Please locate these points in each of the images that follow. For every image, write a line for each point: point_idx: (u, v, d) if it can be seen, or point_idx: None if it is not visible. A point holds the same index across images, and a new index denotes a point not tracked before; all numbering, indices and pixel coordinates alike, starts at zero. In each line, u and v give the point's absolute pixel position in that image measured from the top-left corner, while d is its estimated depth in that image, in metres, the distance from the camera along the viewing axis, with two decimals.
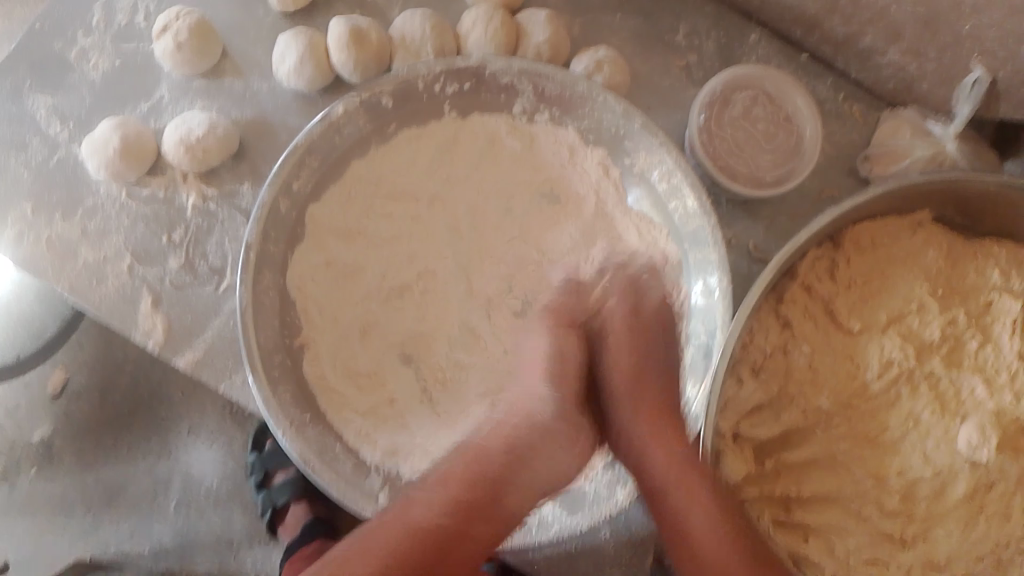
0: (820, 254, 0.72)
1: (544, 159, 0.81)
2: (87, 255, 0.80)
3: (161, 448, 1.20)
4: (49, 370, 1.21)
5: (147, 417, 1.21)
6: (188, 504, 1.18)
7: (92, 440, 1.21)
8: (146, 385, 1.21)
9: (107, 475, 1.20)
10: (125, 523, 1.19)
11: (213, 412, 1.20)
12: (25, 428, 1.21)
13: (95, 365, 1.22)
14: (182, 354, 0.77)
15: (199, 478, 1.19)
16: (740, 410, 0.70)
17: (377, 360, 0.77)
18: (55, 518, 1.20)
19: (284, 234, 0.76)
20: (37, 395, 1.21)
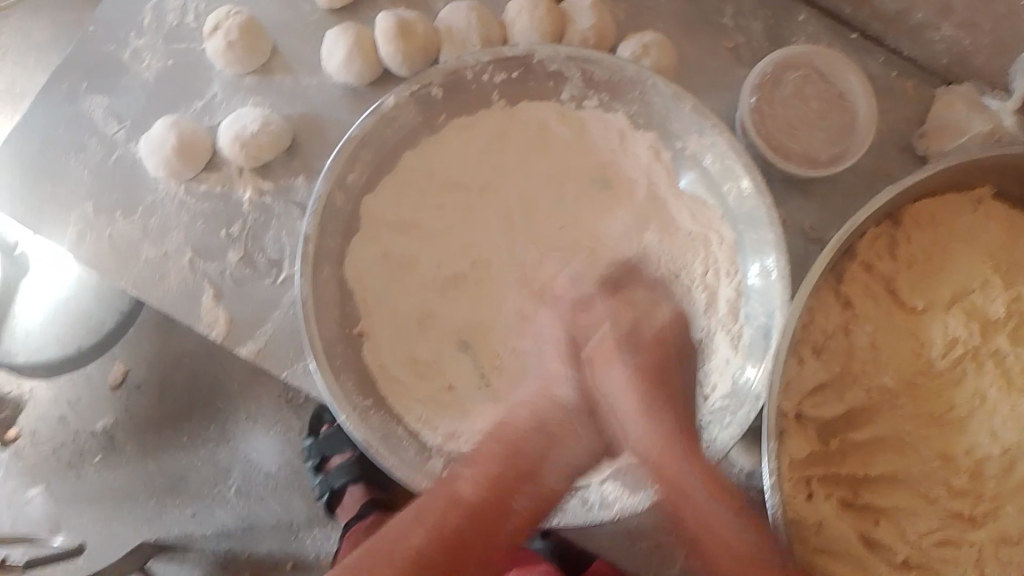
0: (880, 231, 0.71)
1: (594, 144, 0.81)
2: (149, 252, 0.81)
3: (220, 436, 1.23)
4: (110, 363, 1.25)
5: (209, 406, 1.24)
6: (249, 491, 1.22)
7: (153, 432, 1.24)
8: (206, 378, 1.25)
9: (170, 462, 1.24)
10: (187, 508, 1.23)
11: (272, 400, 1.23)
12: (88, 420, 1.24)
13: (152, 360, 1.25)
14: (244, 345, 0.79)
15: (258, 464, 1.22)
16: (802, 389, 0.68)
17: (435, 349, 0.77)
18: (120, 503, 1.23)
19: (340, 226, 0.76)
20: (99, 387, 1.25)
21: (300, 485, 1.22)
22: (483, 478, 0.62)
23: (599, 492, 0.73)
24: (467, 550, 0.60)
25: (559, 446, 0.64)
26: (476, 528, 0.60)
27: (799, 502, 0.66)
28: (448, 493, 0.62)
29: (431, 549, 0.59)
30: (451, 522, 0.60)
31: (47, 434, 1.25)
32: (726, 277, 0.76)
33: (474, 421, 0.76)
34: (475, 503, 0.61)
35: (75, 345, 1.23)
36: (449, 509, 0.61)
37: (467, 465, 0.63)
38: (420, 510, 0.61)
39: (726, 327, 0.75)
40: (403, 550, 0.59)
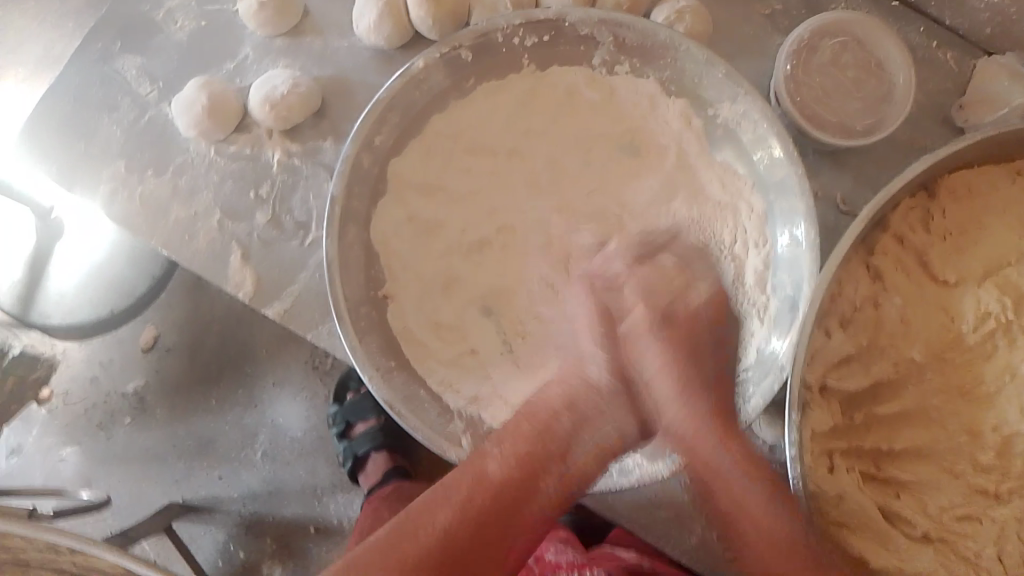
0: (913, 203, 0.70)
1: (624, 111, 0.80)
2: (179, 212, 0.82)
3: (248, 401, 1.25)
4: (141, 327, 1.28)
5: (237, 371, 1.27)
6: (275, 455, 1.24)
7: (184, 394, 1.27)
8: (234, 343, 1.27)
9: (198, 425, 1.26)
10: (214, 470, 1.25)
11: (299, 366, 1.25)
12: (119, 380, 1.28)
13: (184, 325, 1.28)
14: (270, 306, 0.79)
15: (284, 429, 1.24)
16: (828, 361, 0.67)
17: (459, 313, 0.78)
18: (149, 465, 1.27)
19: (367, 188, 0.76)
20: (132, 350, 1.28)
21: (324, 452, 1.24)
22: (513, 458, 0.60)
23: (620, 459, 0.73)
24: (499, 529, 0.57)
25: (592, 423, 0.63)
26: (503, 509, 0.58)
27: (822, 474, 0.66)
28: (474, 469, 0.60)
29: (446, 539, 0.56)
30: (481, 497, 0.58)
31: (80, 393, 1.28)
32: (754, 247, 0.75)
33: (495, 385, 0.76)
34: (502, 479, 0.59)
35: (107, 307, 1.25)
36: (477, 484, 0.59)
37: (494, 445, 0.62)
38: (437, 504, 0.58)
39: (753, 298, 0.74)
40: (419, 538, 0.56)
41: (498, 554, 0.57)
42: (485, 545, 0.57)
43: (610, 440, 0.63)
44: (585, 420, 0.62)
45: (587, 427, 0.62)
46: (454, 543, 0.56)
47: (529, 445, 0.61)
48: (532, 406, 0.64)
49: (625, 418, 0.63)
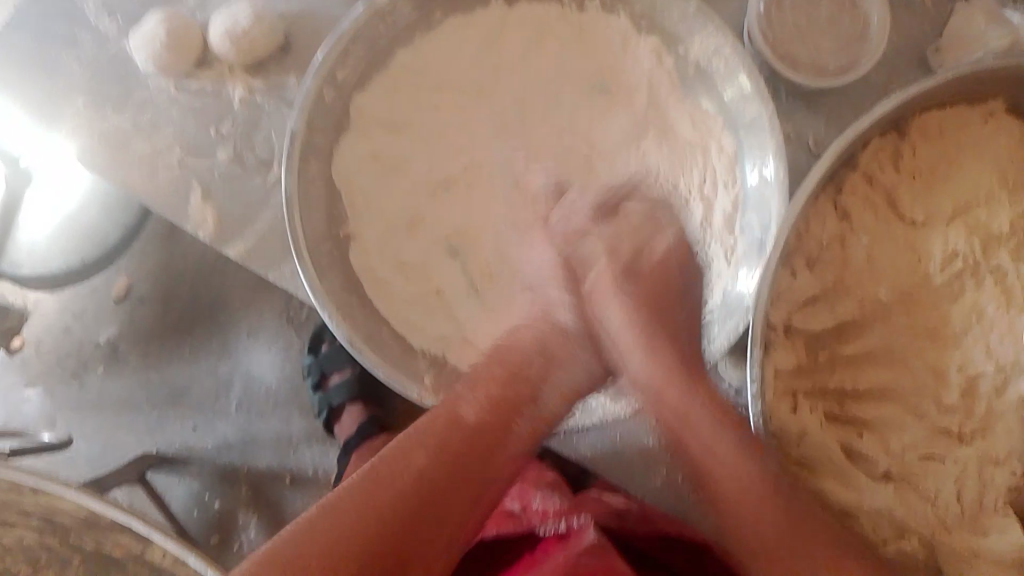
0: (884, 142, 0.68)
1: (601, 49, 0.78)
2: (139, 147, 0.80)
3: (221, 350, 1.24)
4: (115, 276, 1.27)
5: (211, 320, 1.25)
6: (249, 405, 1.23)
7: (157, 343, 1.26)
8: (207, 292, 1.25)
9: (173, 374, 1.25)
10: (188, 420, 1.25)
11: (273, 317, 1.23)
12: (92, 331, 1.27)
13: (157, 275, 1.27)
14: (233, 244, 0.78)
15: (259, 378, 1.23)
16: (795, 301, 0.66)
17: (425, 251, 0.77)
18: (122, 415, 1.26)
19: (330, 123, 0.73)
20: (104, 299, 1.27)
21: (298, 402, 1.22)
22: (487, 403, 0.61)
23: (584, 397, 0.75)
24: (475, 471, 0.58)
25: (560, 366, 0.65)
26: (480, 447, 0.59)
27: (784, 413, 0.66)
28: (444, 412, 0.60)
29: (426, 480, 0.56)
30: (455, 437, 0.58)
31: (52, 343, 1.28)
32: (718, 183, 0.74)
33: (463, 325, 0.76)
34: (478, 420, 0.60)
35: (78, 256, 1.24)
36: (456, 422, 0.59)
37: (468, 387, 0.62)
38: (419, 446, 0.58)
39: (721, 238, 0.74)
40: (395, 479, 0.55)
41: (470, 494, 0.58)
42: (457, 488, 0.57)
43: (575, 377, 0.65)
44: (553, 362, 0.65)
45: (557, 368, 0.65)
46: (432, 483, 0.56)
47: (500, 384, 0.62)
48: (503, 350, 0.65)
49: (590, 361, 0.66)
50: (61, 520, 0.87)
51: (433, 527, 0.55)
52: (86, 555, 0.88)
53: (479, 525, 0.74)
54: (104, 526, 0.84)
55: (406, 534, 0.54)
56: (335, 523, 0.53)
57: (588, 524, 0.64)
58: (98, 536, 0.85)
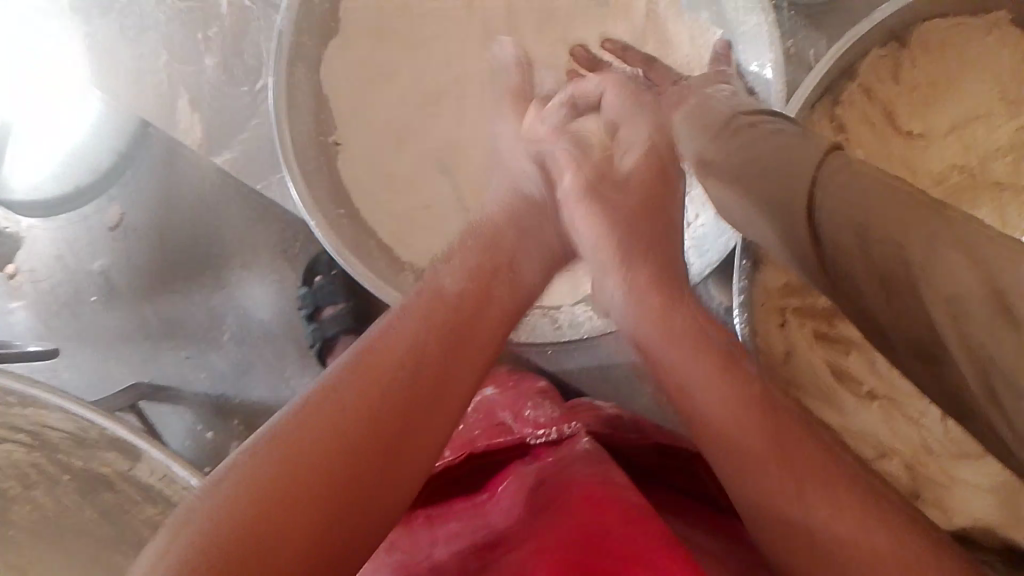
0: (885, 54, 0.66)
1: None
2: (124, 52, 0.78)
3: (216, 282, 1.15)
4: (106, 204, 1.14)
5: (205, 252, 1.15)
6: (247, 340, 1.15)
7: (151, 274, 1.16)
8: (203, 223, 1.14)
9: (165, 306, 1.16)
10: (184, 353, 1.16)
11: (269, 250, 1.14)
12: (84, 258, 1.15)
13: (150, 202, 1.15)
14: (220, 154, 0.77)
15: (253, 311, 1.15)
16: None
17: (414, 166, 0.76)
18: (118, 347, 1.17)
19: (318, 26, 0.71)
20: (97, 229, 1.15)
21: (294, 335, 1.15)
22: (442, 299, 0.54)
23: (570, 314, 0.73)
24: (453, 364, 0.51)
25: (527, 259, 0.61)
26: (440, 362, 0.50)
27: (773, 330, 0.67)
28: (426, 291, 0.55)
29: (398, 378, 0.48)
30: (418, 354, 0.50)
31: (46, 272, 1.15)
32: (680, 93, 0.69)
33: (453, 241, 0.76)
34: (457, 293, 0.55)
35: (73, 182, 1.13)
36: (431, 302, 0.54)
37: (444, 270, 0.58)
38: (384, 344, 0.50)
39: None
40: (363, 383, 0.47)
41: (449, 393, 0.50)
42: (434, 388, 0.49)
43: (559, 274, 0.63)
44: (518, 255, 0.61)
45: (524, 258, 0.61)
46: (408, 378, 0.48)
47: (470, 275, 0.57)
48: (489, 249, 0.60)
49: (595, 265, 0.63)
50: (51, 439, 0.83)
51: (413, 434, 0.47)
52: (76, 474, 0.86)
53: (466, 437, 0.73)
54: (90, 444, 0.82)
55: (385, 439, 0.45)
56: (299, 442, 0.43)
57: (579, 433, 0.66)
58: (86, 454, 0.83)
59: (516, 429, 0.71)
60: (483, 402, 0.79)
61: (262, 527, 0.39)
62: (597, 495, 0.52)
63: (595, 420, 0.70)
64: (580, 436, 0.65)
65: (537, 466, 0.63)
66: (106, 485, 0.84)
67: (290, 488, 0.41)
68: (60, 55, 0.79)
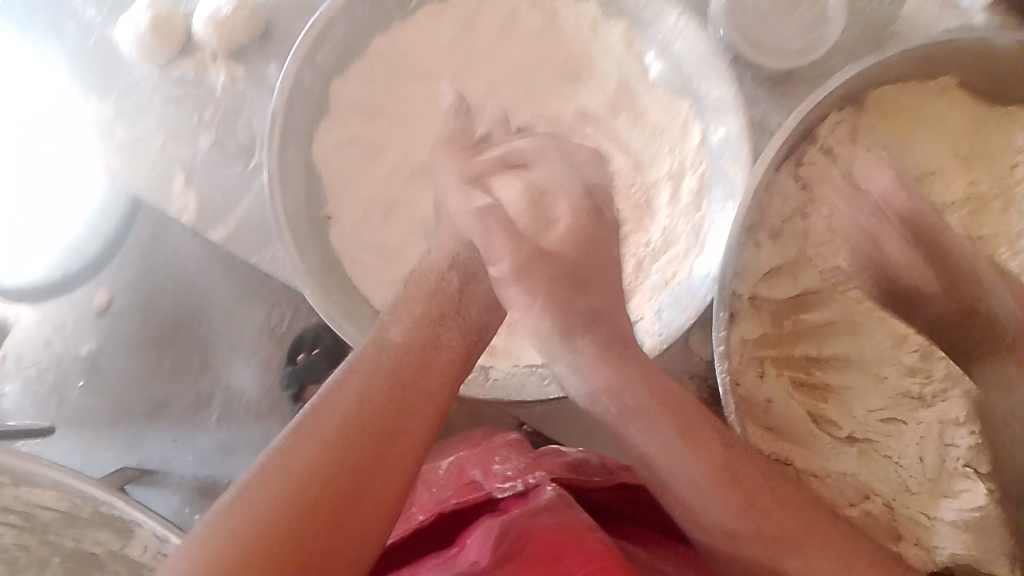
0: (842, 118, 0.70)
1: (568, 36, 0.82)
2: (122, 135, 0.82)
3: (202, 364, 1.14)
4: (93, 289, 1.16)
5: (192, 335, 1.14)
6: (230, 420, 1.14)
7: (136, 356, 1.16)
8: (185, 307, 1.14)
9: (152, 385, 1.16)
10: (169, 433, 1.16)
11: (254, 325, 1.12)
12: (72, 342, 1.17)
13: (137, 286, 1.15)
14: (215, 228, 0.80)
15: (240, 390, 1.14)
16: (757, 272, 0.69)
17: (404, 236, 0.79)
18: (102, 430, 1.17)
19: (309, 105, 0.76)
20: (83, 311, 1.16)
21: (281, 416, 1.13)
22: (410, 324, 0.59)
23: None
24: (404, 402, 0.54)
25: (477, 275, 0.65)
26: (396, 392, 0.55)
27: (750, 381, 0.69)
28: (372, 343, 0.58)
29: (351, 425, 0.51)
30: (384, 363, 0.56)
31: (33, 357, 1.18)
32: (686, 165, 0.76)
33: None
34: (403, 346, 0.58)
35: (60, 267, 1.13)
36: (378, 349, 0.57)
37: (394, 314, 0.61)
38: (336, 396, 0.53)
39: (688, 217, 0.77)
40: (332, 419, 0.51)
41: (419, 414, 0.55)
42: (384, 436, 0.52)
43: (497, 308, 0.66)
44: (477, 275, 0.65)
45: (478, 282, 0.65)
46: (369, 412, 0.53)
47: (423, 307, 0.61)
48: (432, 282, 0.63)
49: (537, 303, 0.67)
50: (42, 519, 0.84)
51: (363, 487, 0.49)
52: (68, 553, 0.88)
53: (436, 498, 0.74)
54: (82, 524, 0.83)
55: (353, 465, 0.50)
56: (282, 470, 0.48)
57: (546, 480, 0.68)
58: (76, 535, 0.85)
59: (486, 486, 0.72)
60: (453, 461, 0.81)
61: (268, 552, 0.44)
62: (561, 538, 0.56)
63: (559, 466, 0.72)
64: (544, 484, 0.67)
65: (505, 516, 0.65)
66: (98, 564, 0.87)
67: (279, 507, 0.46)
68: (68, 133, 0.82)
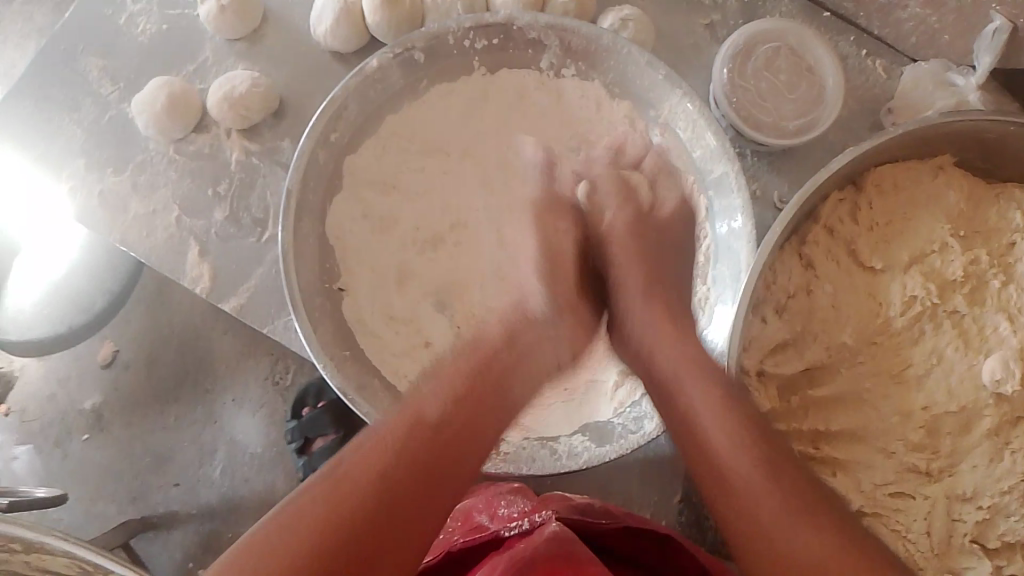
0: (842, 197, 0.74)
1: (573, 113, 0.83)
2: (137, 207, 0.83)
3: (206, 418, 1.14)
4: (98, 342, 1.16)
5: (196, 387, 1.14)
6: (234, 472, 1.13)
7: (141, 412, 1.15)
8: (192, 358, 1.15)
9: (155, 440, 1.14)
10: (172, 487, 1.13)
11: (258, 380, 1.14)
12: (75, 397, 1.15)
13: (143, 339, 1.16)
14: (228, 299, 0.81)
15: (243, 444, 1.13)
16: (764, 347, 0.71)
17: (413, 306, 0.81)
18: (105, 483, 1.14)
19: (323, 182, 0.78)
20: (87, 366, 1.16)
21: (285, 463, 1.12)
22: (453, 394, 0.60)
23: (568, 444, 0.75)
24: (430, 490, 0.55)
25: (523, 355, 0.66)
26: (431, 467, 0.56)
27: None
28: (411, 412, 0.58)
29: (364, 507, 0.52)
30: (420, 436, 0.56)
31: (37, 410, 1.16)
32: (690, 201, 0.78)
33: None
34: (441, 424, 0.58)
35: (66, 323, 1.10)
36: (416, 425, 0.57)
37: (433, 377, 0.62)
38: (357, 468, 0.54)
39: (693, 290, 0.79)
40: (355, 486, 0.53)
41: (443, 485, 0.56)
42: (406, 512, 0.54)
43: (546, 358, 0.68)
44: (520, 352, 0.66)
45: (526, 355, 0.66)
46: (389, 491, 0.54)
47: (469, 368, 0.62)
48: (473, 341, 0.65)
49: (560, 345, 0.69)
50: None
51: None
52: None
53: (441, 541, 0.74)
54: None
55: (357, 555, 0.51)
56: (303, 525, 0.51)
57: (550, 519, 0.67)
58: None
59: (492, 527, 0.72)
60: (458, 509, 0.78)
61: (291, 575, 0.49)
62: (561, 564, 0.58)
63: (566, 507, 0.72)
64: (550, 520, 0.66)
65: (509, 553, 0.63)
66: None
67: (312, 539, 0.50)
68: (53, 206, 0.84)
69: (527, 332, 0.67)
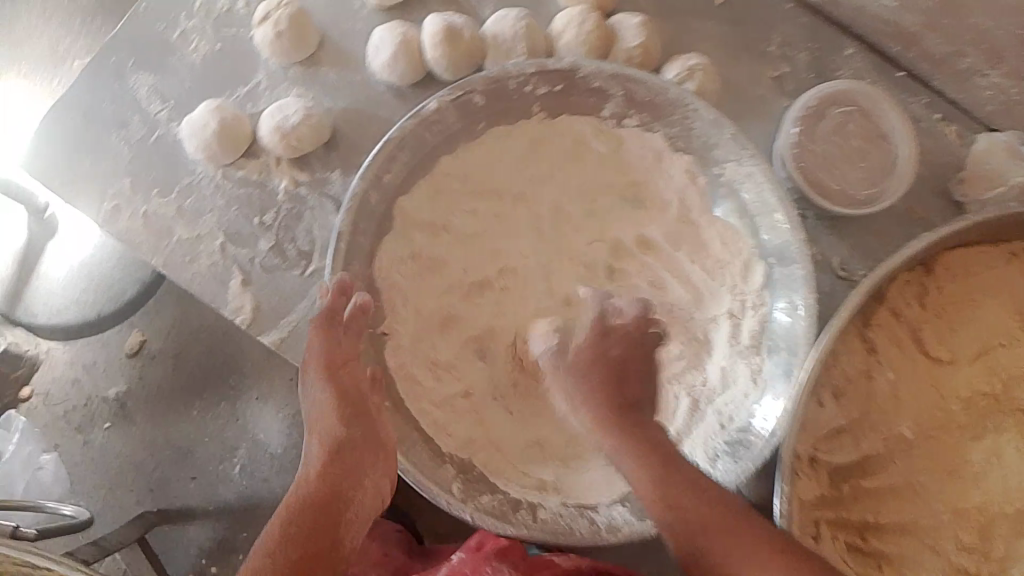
0: (910, 278, 0.70)
1: (630, 164, 0.81)
2: (181, 232, 0.81)
3: (229, 415, 1.12)
4: (127, 332, 1.14)
5: (221, 383, 1.13)
6: (254, 471, 1.11)
7: (164, 404, 1.13)
8: (221, 353, 1.14)
9: (176, 431, 1.13)
10: (192, 484, 1.11)
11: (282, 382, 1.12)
12: (101, 383, 1.13)
13: (173, 332, 1.14)
14: (268, 334, 0.79)
15: (266, 444, 1.11)
16: (819, 433, 0.68)
17: (456, 353, 0.78)
18: (123, 474, 1.12)
19: (373, 224, 0.76)
20: (115, 355, 1.14)
21: None
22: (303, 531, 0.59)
23: (607, 515, 0.74)
24: None
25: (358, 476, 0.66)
26: None
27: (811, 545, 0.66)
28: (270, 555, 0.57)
29: None
30: None
31: (60, 395, 1.13)
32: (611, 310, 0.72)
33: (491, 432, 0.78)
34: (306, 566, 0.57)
35: (96, 309, 1.10)
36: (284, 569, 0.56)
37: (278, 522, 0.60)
38: None
39: (748, 359, 0.76)
40: None
41: None
42: None
43: (378, 480, 0.67)
44: (354, 472, 0.65)
45: (359, 475, 0.66)
46: None
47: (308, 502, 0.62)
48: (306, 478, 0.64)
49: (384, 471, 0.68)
50: None
51: None
52: None
53: None
54: None
55: None
56: None
57: None
58: None
59: None
60: None
61: None
62: None
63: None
64: None
65: None
66: None
67: None
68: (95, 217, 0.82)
69: (353, 450, 0.66)
